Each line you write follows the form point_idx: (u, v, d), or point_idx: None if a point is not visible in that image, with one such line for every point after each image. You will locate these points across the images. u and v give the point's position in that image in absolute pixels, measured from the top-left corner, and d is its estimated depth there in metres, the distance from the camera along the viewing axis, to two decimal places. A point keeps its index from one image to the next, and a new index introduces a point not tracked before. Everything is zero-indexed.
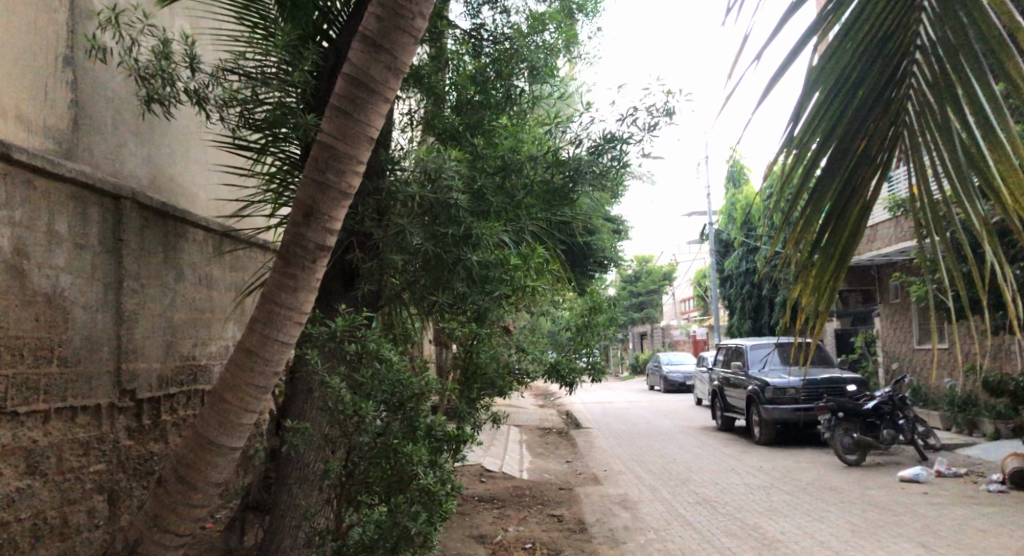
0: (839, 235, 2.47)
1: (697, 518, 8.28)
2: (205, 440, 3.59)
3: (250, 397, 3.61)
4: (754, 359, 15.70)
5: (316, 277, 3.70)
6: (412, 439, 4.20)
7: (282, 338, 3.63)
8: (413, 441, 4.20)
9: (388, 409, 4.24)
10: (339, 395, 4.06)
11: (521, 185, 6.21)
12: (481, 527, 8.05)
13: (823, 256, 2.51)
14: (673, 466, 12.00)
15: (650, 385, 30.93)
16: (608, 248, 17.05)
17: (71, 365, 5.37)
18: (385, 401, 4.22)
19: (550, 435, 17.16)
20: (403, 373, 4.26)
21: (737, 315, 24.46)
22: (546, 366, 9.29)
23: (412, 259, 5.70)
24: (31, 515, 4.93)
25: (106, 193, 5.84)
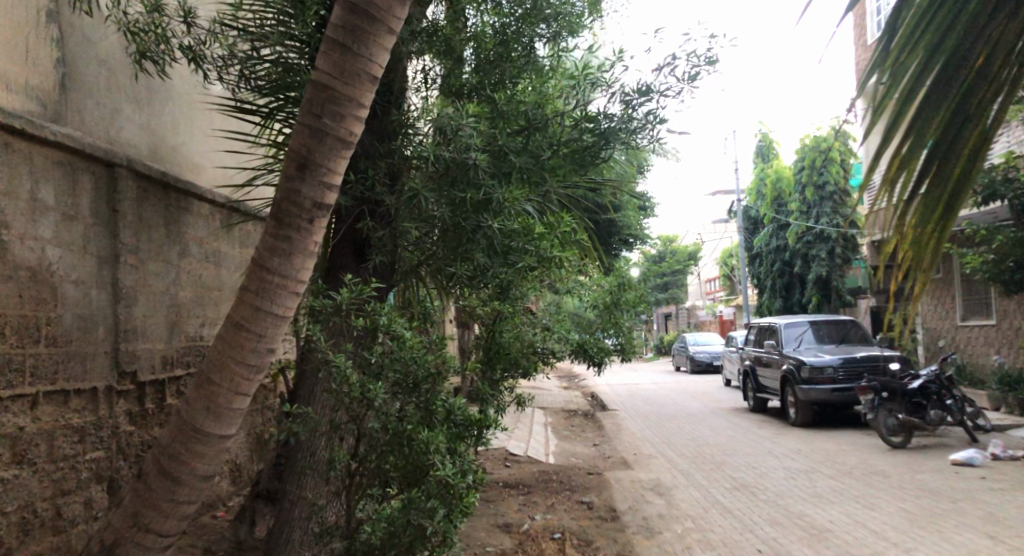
0: (946, 178, 1.60)
1: (736, 506, 7.76)
2: (190, 428, 3.14)
3: (240, 378, 3.16)
4: (789, 338, 14.98)
5: (315, 240, 3.23)
6: (428, 426, 3.74)
7: (276, 310, 3.17)
8: (430, 428, 3.74)
9: (402, 390, 3.78)
10: (345, 376, 3.59)
11: (546, 145, 5.72)
12: (507, 515, 7.61)
13: (924, 205, 1.62)
14: (706, 449, 11.48)
15: (676, 366, 30.32)
16: (635, 224, 16.48)
17: (61, 346, 4.97)
18: (398, 383, 3.76)
19: (575, 418, 16.70)
20: (417, 351, 3.77)
21: (767, 293, 23.70)
22: (573, 346, 8.84)
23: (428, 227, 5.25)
24: (19, 508, 4.56)
25: (98, 159, 5.41)
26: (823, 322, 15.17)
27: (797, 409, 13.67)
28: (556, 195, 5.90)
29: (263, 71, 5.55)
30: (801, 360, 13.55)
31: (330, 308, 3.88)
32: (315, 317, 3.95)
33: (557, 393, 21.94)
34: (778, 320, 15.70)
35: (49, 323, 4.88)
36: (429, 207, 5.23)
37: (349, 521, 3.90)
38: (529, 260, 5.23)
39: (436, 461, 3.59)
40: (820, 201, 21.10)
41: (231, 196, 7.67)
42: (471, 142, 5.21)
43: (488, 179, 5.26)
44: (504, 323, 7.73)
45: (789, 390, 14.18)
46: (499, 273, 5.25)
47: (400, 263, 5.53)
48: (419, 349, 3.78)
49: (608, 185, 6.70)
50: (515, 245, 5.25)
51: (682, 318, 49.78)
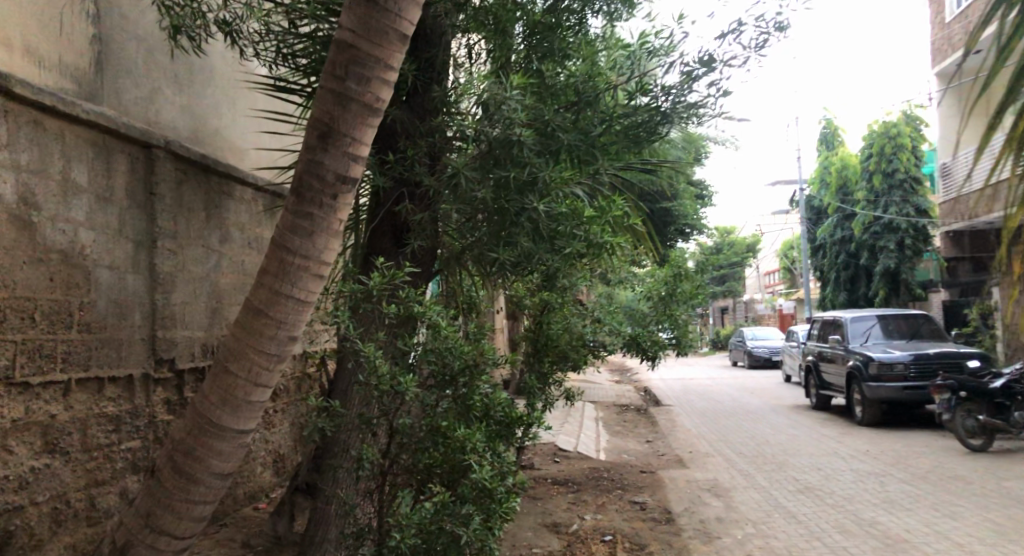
0: None
1: (801, 511, 7.26)
2: (205, 422, 2.90)
3: (260, 369, 2.90)
4: (855, 333, 14.20)
5: (339, 218, 2.94)
6: (465, 423, 3.47)
7: (298, 295, 2.90)
8: (466, 425, 3.46)
9: (437, 382, 3.50)
10: (376, 367, 3.29)
11: (597, 122, 5.36)
12: (556, 515, 7.28)
13: None
14: (766, 448, 10.93)
15: (733, 361, 29.45)
16: (691, 213, 15.89)
17: (93, 333, 4.83)
18: (434, 375, 3.48)
19: (628, 413, 16.24)
20: (454, 341, 3.47)
21: (830, 285, 22.71)
22: (626, 339, 8.43)
23: (470, 209, 4.95)
24: (51, 498, 4.42)
25: (134, 140, 5.27)
26: (893, 316, 14.34)
27: (864, 407, 12.96)
28: (608, 175, 5.51)
29: (301, 46, 5.32)
30: (868, 357, 12.82)
31: (359, 294, 3.60)
32: (341, 302, 3.67)
33: (610, 387, 21.46)
34: (843, 315, 14.92)
35: (82, 308, 4.74)
36: (471, 189, 4.89)
37: (381, 523, 3.62)
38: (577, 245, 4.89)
39: (474, 460, 3.28)
40: (889, 189, 20.09)
41: (274, 180, 7.51)
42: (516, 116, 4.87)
43: (535, 158, 4.93)
44: (553, 313, 7.75)
45: (855, 387, 13.46)
46: (544, 259, 4.91)
47: (441, 249, 5.23)
48: (456, 338, 3.48)
49: (664, 168, 6.27)
50: (561, 229, 4.91)
51: (740, 311, 48.54)
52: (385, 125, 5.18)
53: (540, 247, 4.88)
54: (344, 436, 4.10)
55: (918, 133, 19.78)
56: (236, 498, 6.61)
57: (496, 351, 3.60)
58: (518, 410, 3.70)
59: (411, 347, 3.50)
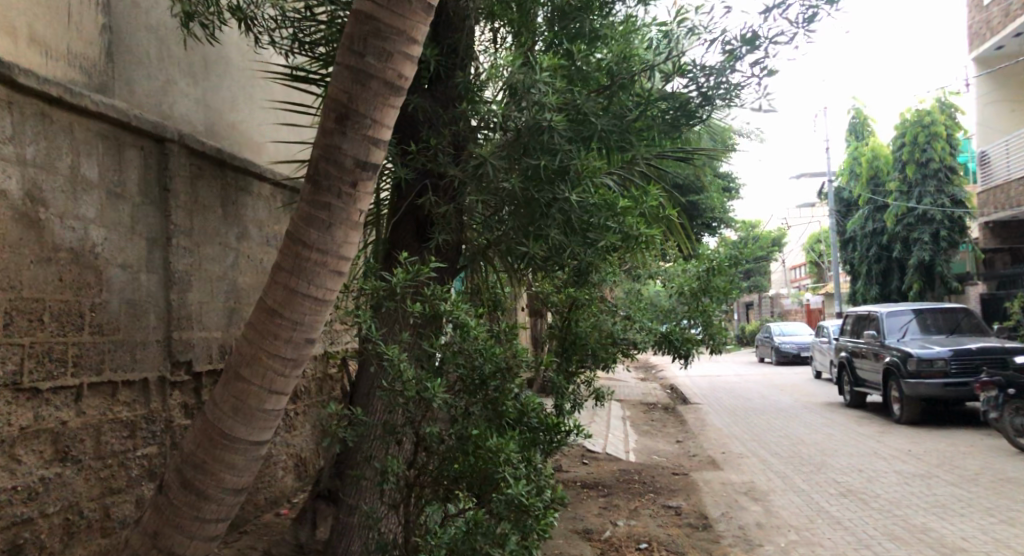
0: None
1: (846, 516, 6.91)
2: (216, 433, 2.65)
3: (274, 375, 2.64)
4: (892, 328, 13.71)
5: (359, 209, 2.68)
6: (497, 430, 3.20)
7: (316, 293, 2.64)
8: (498, 433, 3.20)
9: (466, 387, 3.23)
10: (399, 371, 3.03)
11: (631, 106, 5.06)
12: (587, 520, 7.00)
13: None
14: (803, 449, 10.55)
15: (760, 357, 28.91)
16: (718, 207, 15.49)
17: (106, 335, 4.62)
18: (463, 380, 3.22)
19: (655, 412, 15.88)
20: (484, 342, 3.20)
21: (861, 279, 22.13)
22: (657, 337, 8.09)
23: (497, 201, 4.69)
24: (63, 510, 4.21)
25: (146, 134, 5.06)
26: (930, 310, 13.83)
27: (902, 405, 12.52)
28: (642, 163, 5.24)
29: (318, 33, 5.08)
30: (907, 352, 12.37)
31: (380, 292, 3.34)
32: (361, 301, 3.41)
33: (636, 385, 21.09)
34: (879, 309, 14.44)
35: (94, 310, 4.54)
36: (498, 178, 4.69)
37: (408, 539, 3.37)
38: (611, 238, 4.61)
39: (507, 472, 3.01)
40: (923, 179, 19.54)
41: (293, 174, 7.31)
42: (546, 100, 4.63)
43: (567, 145, 4.67)
44: (581, 312, 7.53)
45: (892, 384, 13.01)
46: (576, 253, 4.65)
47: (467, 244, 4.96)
48: (486, 338, 3.21)
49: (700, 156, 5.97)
50: (594, 221, 4.64)
51: (766, 307, 47.82)
52: (407, 114, 4.94)
53: (571, 240, 4.61)
54: (368, 444, 3.85)
55: (953, 121, 19.19)
56: (257, 504, 6.41)
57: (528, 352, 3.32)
58: (554, 416, 3.43)
59: (437, 349, 3.24)
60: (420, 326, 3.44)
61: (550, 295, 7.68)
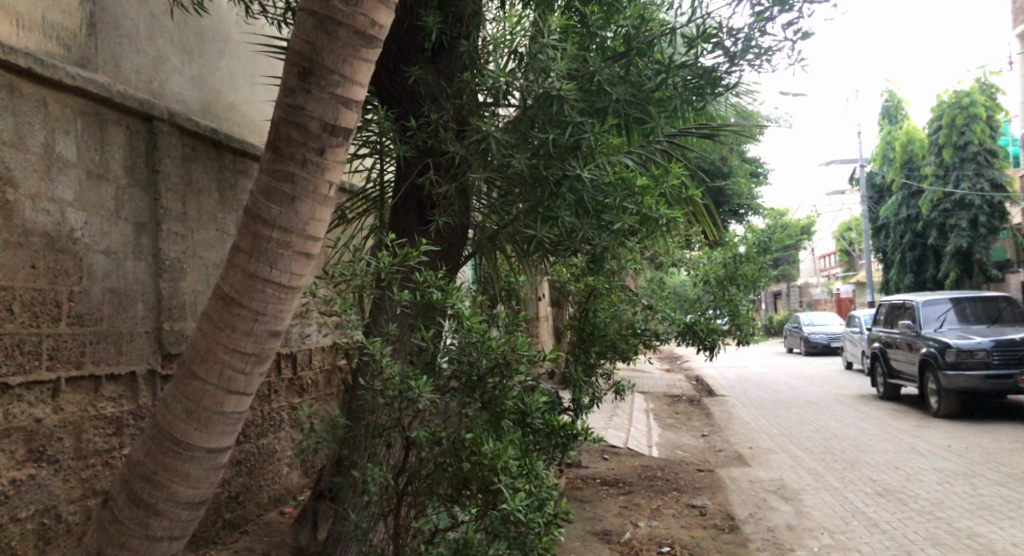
0: None
1: (883, 518, 6.47)
2: (167, 439, 2.31)
3: (233, 372, 2.31)
4: (929, 318, 13.11)
5: (328, 182, 2.32)
6: (496, 432, 2.86)
7: (280, 279, 2.29)
8: (497, 434, 2.85)
9: (461, 384, 2.90)
10: (383, 370, 2.69)
11: (651, 75, 4.68)
12: (606, 521, 6.63)
13: None
14: (835, 444, 10.07)
15: (789, 348, 28.24)
16: (745, 192, 14.95)
17: (87, 326, 4.33)
18: (458, 376, 2.89)
19: (680, 404, 15.44)
20: (481, 333, 2.85)
21: (895, 267, 21.41)
22: (680, 327, 7.65)
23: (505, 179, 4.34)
24: (37, 513, 3.93)
25: (132, 111, 4.75)
26: (969, 299, 13.19)
27: (940, 398, 11.98)
28: (663, 138, 4.86)
29: None
30: (945, 343, 11.79)
31: (361, 280, 2.98)
32: (342, 289, 3.06)
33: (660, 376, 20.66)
34: (914, 298, 13.82)
35: (74, 300, 4.24)
36: (505, 154, 4.31)
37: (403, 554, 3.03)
38: (629, 220, 4.29)
39: (506, 484, 2.65)
40: (960, 163, 18.82)
41: None
42: (554, 66, 4.25)
43: (578, 116, 4.32)
44: (599, 301, 7.43)
45: (929, 376, 12.45)
46: (590, 236, 4.31)
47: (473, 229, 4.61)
48: (483, 332, 2.85)
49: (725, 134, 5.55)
50: (609, 202, 4.31)
51: (794, 296, 46.87)
52: (407, 86, 4.56)
53: (584, 222, 4.27)
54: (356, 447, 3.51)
55: (993, 102, 18.42)
56: (260, 502, 6.13)
57: (534, 349, 2.95)
58: (560, 418, 3.12)
59: (429, 343, 2.89)
60: (410, 314, 3.10)
61: (568, 284, 7.30)
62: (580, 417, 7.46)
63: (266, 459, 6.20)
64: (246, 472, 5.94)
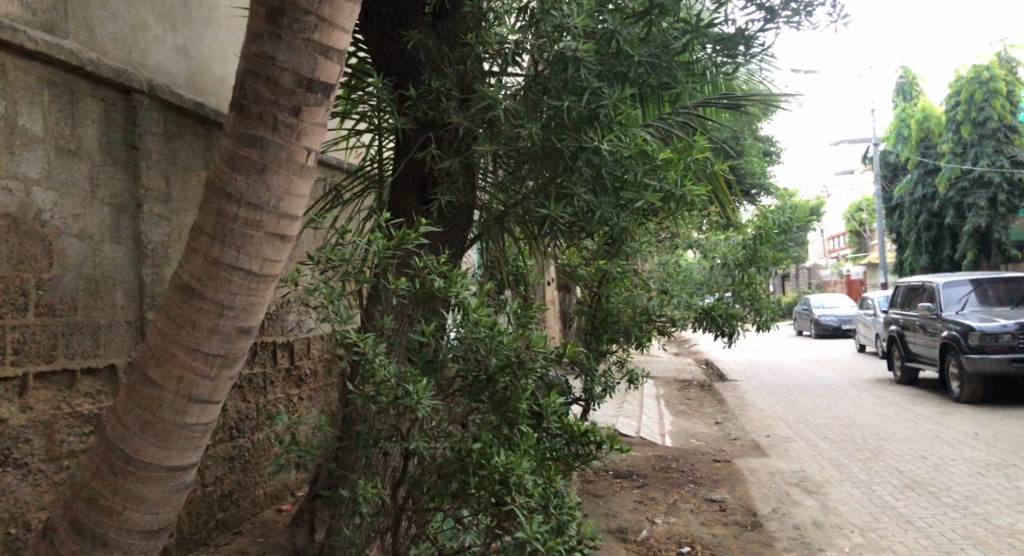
0: None
1: (916, 513, 6.10)
2: (119, 457, 1.93)
3: (196, 377, 1.92)
4: (950, 299, 12.69)
5: (305, 150, 1.93)
6: (507, 441, 2.49)
7: (249, 265, 1.91)
8: (509, 444, 2.48)
9: (468, 386, 2.56)
10: (375, 373, 2.30)
11: (677, 35, 4.23)
12: (621, 517, 6.28)
13: None
14: (855, 432, 9.69)
15: (798, 330, 27.83)
16: (758, 171, 14.47)
17: (59, 316, 3.96)
18: (464, 376, 2.54)
19: (691, 390, 15.08)
20: (491, 327, 2.50)
21: (910, 248, 20.94)
22: (696, 313, 7.40)
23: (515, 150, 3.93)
24: (2, 524, 3.57)
25: (108, 82, 4.34)
26: (992, 280, 12.72)
27: (963, 382, 11.57)
28: (686, 110, 4.51)
29: None
30: (967, 326, 11.37)
31: (352, 267, 2.60)
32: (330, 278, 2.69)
33: (670, 361, 20.31)
34: (934, 279, 13.37)
35: (43, 288, 3.87)
36: (516, 124, 3.93)
37: None
38: (651, 197, 3.88)
39: (520, 505, 2.29)
40: (979, 140, 18.36)
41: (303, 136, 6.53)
42: (569, 24, 3.89)
43: (595, 80, 3.92)
44: (612, 285, 7.05)
45: (951, 360, 12.04)
46: (608, 217, 3.89)
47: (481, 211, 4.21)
48: (492, 327, 2.51)
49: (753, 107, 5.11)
50: (629, 177, 3.91)
51: (803, 277, 46.36)
52: (405, 52, 4.15)
53: (602, 200, 3.84)
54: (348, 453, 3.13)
55: (1014, 77, 17.88)
56: (255, 500, 5.79)
57: (549, 345, 2.60)
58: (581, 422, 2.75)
59: (430, 338, 2.51)
60: (410, 304, 2.73)
61: (578, 268, 6.92)
62: (592, 407, 7.12)
63: (262, 454, 5.84)
64: (240, 469, 5.58)
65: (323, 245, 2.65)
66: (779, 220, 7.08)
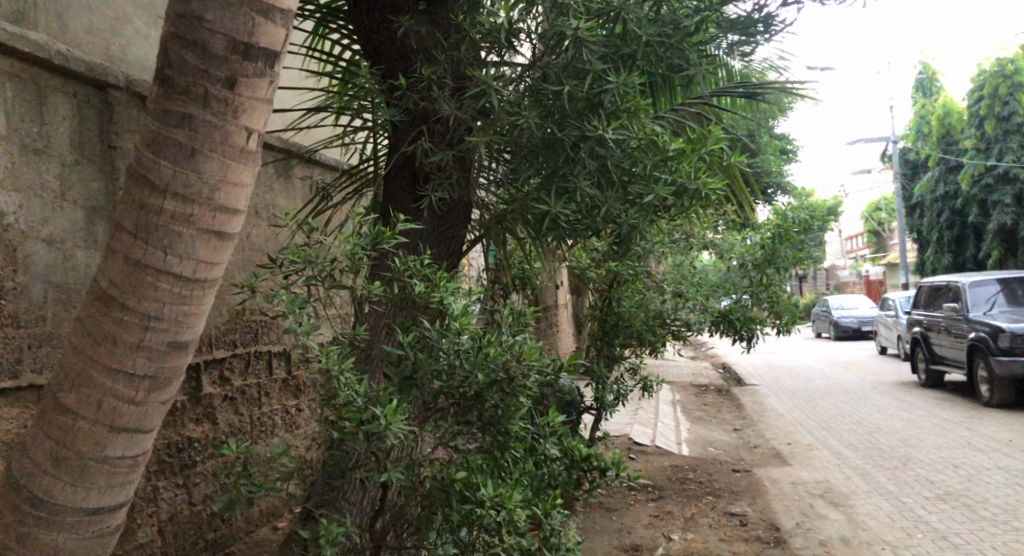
0: None
1: (951, 529, 5.70)
2: (28, 498, 1.71)
3: (117, 403, 1.70)
4: (978, 299, 12.20)
5: (239, 133, 1.76)
6: (495, 471, 2.28)
7: (176, 268, 1.69)
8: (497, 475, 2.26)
9: (454, 403, 2.30)
10: (338, 395, 2.05)
11: (689, 12, 4.02)
12: (635, 533, 5.94)
13: None
14: (881, 439, 9.26)
15: (817, 332, 27.28)
16: (774, 170, 14.08)
17: (25, 329, 3.67)
18: (447, 395, 2.29)
19: (708, 395, 14.66)
20: (478, 339, 2.26)
21: (932, 246, 20.41)
22: (713, 316, 7.03)
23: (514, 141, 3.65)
24: None
25: (82, 77, 4.07)
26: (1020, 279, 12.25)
27: (992, 386, 11.11)
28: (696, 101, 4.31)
29: None
30: (997, 326, 10.91)
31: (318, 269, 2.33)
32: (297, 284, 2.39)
33: (685, 364, 19.88)
34: (960, 279, 12.89)
35: (6, 297, 3.59)
36: (514, 113, 3.64)
37: None
38: (661, 191, 3.57)
39: (510, 548, 2.07)
40: (1005, 135, 17.84)
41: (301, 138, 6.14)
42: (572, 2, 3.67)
43: (599, 63, 3.66)
44: (623, 288, 6.66)
45: (979, 362, 11.58)
46: (615, 213, 3.59)
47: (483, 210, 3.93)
48: (476, 338, 2.26)
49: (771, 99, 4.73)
50: (637, 170, 3.61)
51: (820, 277, 45.66)
52: (396, 40, 3.83)
53: (608, 194, 3.55)
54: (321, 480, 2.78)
55: None
56: (249, 518, 5.49)
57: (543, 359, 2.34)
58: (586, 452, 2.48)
59: (406, 351, 2.27)
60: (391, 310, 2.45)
61: (587, 270, 6.60)
62: (603, 416, 6.77)
63: None
64: None
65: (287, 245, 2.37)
66: (799, 218, 6.83)
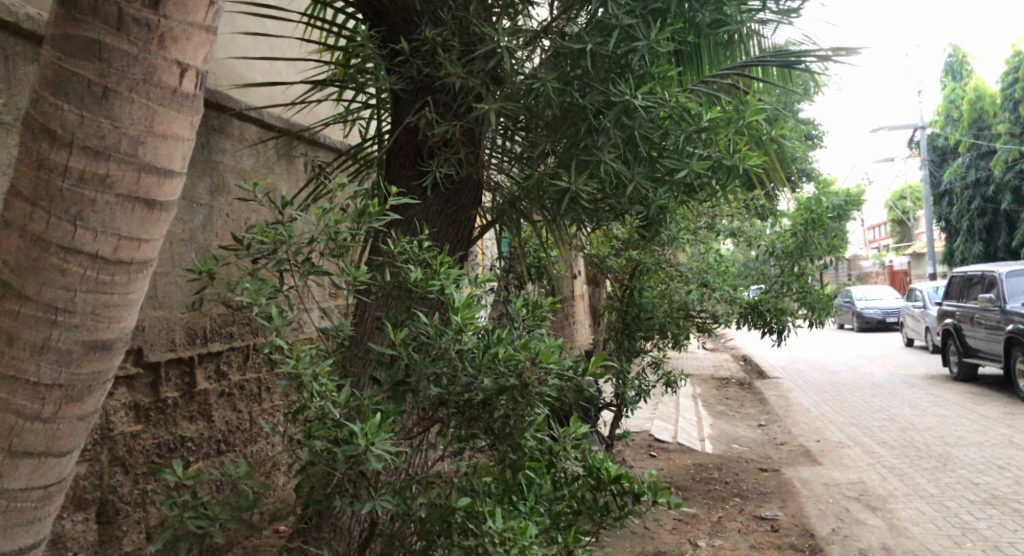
0: None
1: (1005, 537, 5.27)
2: None
3: (19, 419, 1.52)
4: (1015, 291, 11.66)
5: (162, 74, 1.58)
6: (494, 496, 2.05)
7: (88, 247, 1.51)
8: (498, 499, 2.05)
9: (456, 409, 2.06)
10: (306, 408, 1.86)
11: None
12: (659, 540, 5.56)
13: None
14: (916, 436, 8.81)
15: (840, 323, 26.67)
16: (802, 156, 13.52)
17: None
18: (452, 405, 2.06)
19: (730, 389, 14.18)
20: (488, 336, 2.01)
21: (962, 235, 19.76)
22: (742, 308, 6.60)
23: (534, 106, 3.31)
24: None
25: None
26: None
27: None
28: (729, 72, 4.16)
29: None
30: None
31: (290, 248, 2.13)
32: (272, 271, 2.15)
33: (704, 357, 19.37)
34: (995, 268, 12.31)
35: None
36: (533, 80, 3.32)
37: None
38: (695, 166, 3.20)
39: None
40: None
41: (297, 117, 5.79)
42: None
43: (627, 17, 3.30)
44: (646, 278, 6.26)
45: (1017, 355, 11.04)
46: (642, 190, 3.26)
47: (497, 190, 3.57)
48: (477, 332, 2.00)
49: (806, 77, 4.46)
50: (669, 144, 3.25)
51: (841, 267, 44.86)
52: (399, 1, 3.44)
53: (636, 169, 3.22)
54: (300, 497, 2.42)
55: None
56: None
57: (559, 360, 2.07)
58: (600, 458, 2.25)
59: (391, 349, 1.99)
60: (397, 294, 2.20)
61: (607, 259, 6.23)
62: (624, 413, 6.37)
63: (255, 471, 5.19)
64: None
65: (256, 226, 2.17)
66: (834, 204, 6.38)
